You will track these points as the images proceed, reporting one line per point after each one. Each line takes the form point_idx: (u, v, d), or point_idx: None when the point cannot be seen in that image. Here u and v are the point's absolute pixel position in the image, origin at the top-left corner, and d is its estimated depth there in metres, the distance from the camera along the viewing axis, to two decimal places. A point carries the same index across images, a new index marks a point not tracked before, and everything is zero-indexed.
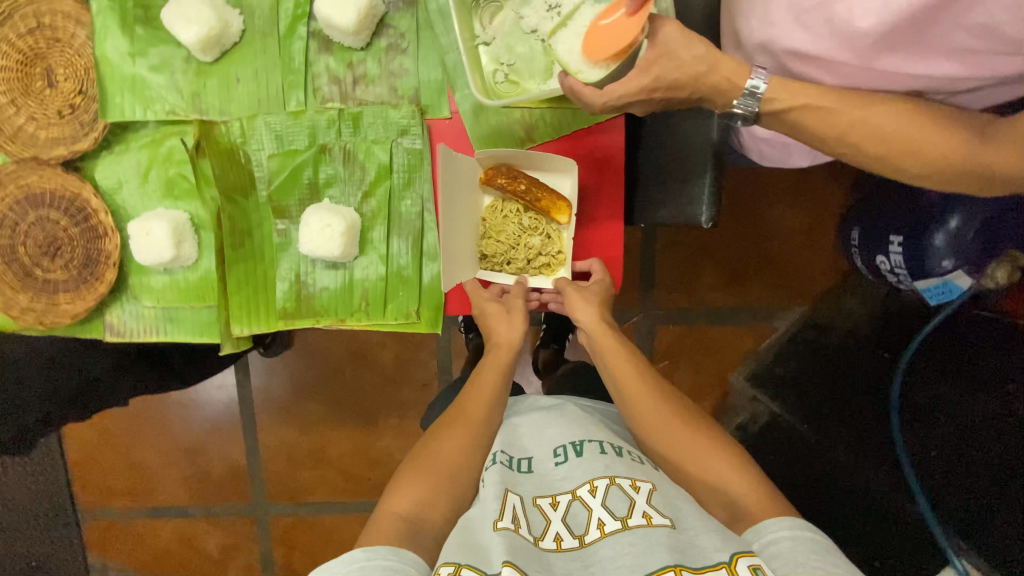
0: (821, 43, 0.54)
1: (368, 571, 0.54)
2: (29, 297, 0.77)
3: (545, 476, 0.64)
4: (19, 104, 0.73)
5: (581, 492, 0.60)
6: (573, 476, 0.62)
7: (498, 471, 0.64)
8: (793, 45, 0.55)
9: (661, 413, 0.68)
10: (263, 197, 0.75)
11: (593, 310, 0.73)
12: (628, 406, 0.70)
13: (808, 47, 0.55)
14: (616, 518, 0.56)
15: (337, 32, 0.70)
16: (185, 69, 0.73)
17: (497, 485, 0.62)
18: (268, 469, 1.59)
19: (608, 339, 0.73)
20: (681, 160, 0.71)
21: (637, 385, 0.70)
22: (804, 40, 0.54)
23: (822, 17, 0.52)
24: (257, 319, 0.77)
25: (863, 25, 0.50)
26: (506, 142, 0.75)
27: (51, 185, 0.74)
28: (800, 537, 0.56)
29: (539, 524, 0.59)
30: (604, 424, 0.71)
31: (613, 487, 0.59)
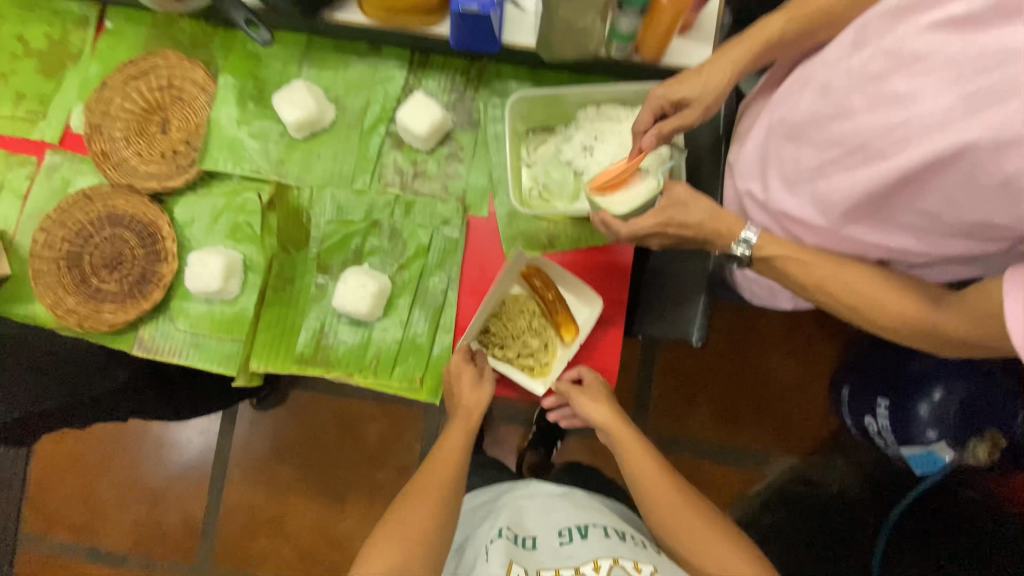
0: (804, 208, 0.65)
1: None
2: (77, 301, 0.84)
3: (551, 553, 0.72)
4: (132, 142, 0.87)
5: (585, 568, 0.68)
6: (576, 555, 0.71)
7: (504, 545, 0.72)
8: (782, 206, 0.67)
9: (669, 497, 0.74)
10: (311, 254, 0.85)
11: (602, 406, 0.80)
12: (638, 486, 0.76)
13: (794, 210, 0.66)
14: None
15: (410, 136, 0.85)
16: (278, 141, 0.87)
17: (503, 556, 0.70)
18: (224, 528, 1.52)
19: (619, 431, 0.80)
20: (677, 287, 0.83)
21: (645, 468, 0.77)
22: (790, 204, 0.66)
23: (805, 188, 0.64)
24: (274, 359, 0.83)
25: (836, 198, 0.61)
26: (531, 245, 0.85)
27: (134, 210, 0.86)
28: None
29: None
30: (608, 513, 0.79)
31: (615, 566, 0.68)
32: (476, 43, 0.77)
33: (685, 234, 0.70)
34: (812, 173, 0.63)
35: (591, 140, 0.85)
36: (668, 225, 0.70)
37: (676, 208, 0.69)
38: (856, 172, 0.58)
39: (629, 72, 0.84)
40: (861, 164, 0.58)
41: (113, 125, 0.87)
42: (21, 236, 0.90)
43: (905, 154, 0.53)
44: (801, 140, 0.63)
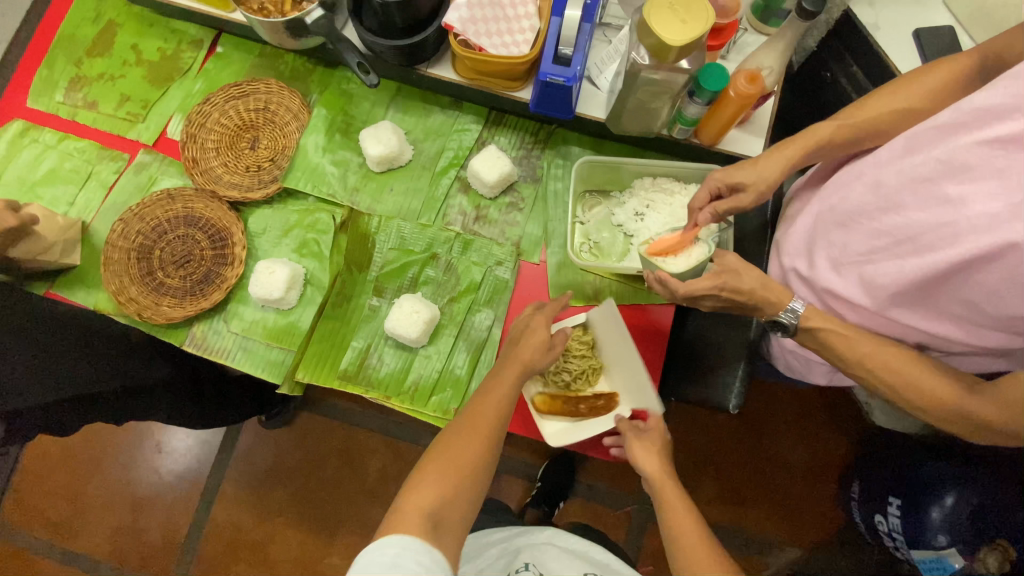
0: (850, 289, 0.72)
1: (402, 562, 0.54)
2: (140, 291, 0.88)
3: None
4: (222, 154, 0.94)
5: None
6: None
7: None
8: (829, 285, 0.74)
9: (712, 564, 0.67)
10: (370, 277, 0.90)
11: (649, 456, 0.78)
12: (673, 548, 0.71)
13: (840, 289, 0.72)
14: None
15: (478, 182, 0.92)
16: (357, 171, 0.95)
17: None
18: (205, 548, 1.47)
19: (666, 488, 0.76)
20: (719, 352, 0.87)
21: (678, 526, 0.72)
22: (836, 283, 0.73)
23: (852, 271, 0.71)
24: (319, 372, 0.87)
25: (882, 283, 0.67)
26: (577, 295, 0.90)
27: (211, 215, 0.91)
28: None
29: None
30: (627, 574, 0.79)
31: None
32: (554, 108, 0.86)
33: (736, 297, 0.75)
34: (860, 258, 0.69)
35: (643, 207, 0.91)
36: (721, 288, 0.75)
37: (728, 274, 0.74)
38: (904, 262, 0.65)
39: (686, 150, 0.90)
40: (908, 255, 0.64)
41: (207, 136, 0.94)
42: (97, 226, 0.95)
43: (950, 251, 0.59)
44: (848, 228, 0.71)
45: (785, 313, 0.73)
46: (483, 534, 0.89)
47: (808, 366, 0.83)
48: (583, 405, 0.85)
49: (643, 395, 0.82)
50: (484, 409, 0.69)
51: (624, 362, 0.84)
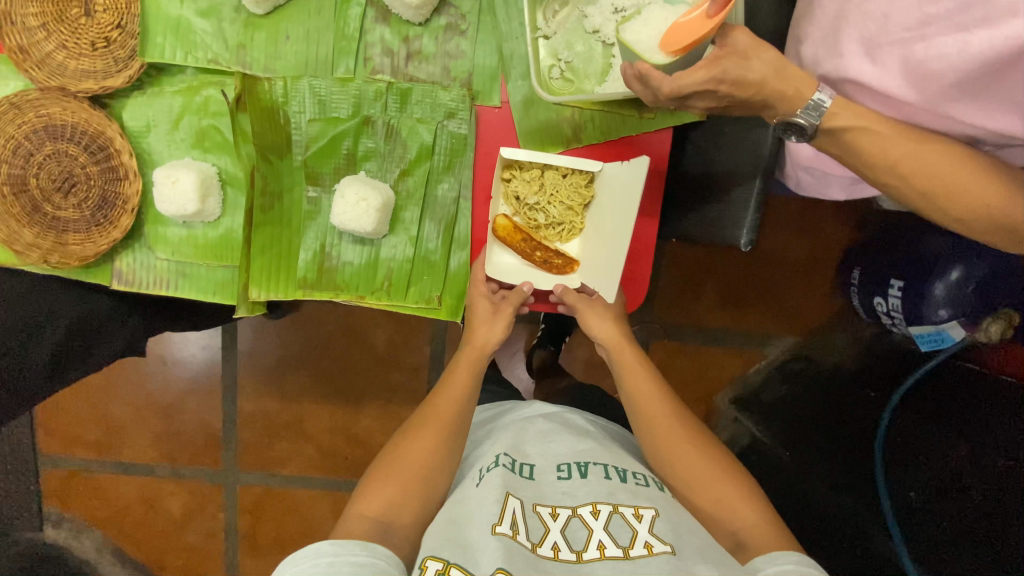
0: (888, 78, 0.55)
1: (336, 567, 0.55)
2: (36, 235, 0.71)
3: (546, 487, 0.64)
4: (50, 30, 0.69)
5: (582, 510, 0.60)
6: (575, 495, 0.62)
7: (499, 472, 0.63)
8: (860, 76, 0.57)
9: (671, 429, 0.69)
10: (297, 161, 0.74)
11: (606, 323, 0.75)
12: (641, 420, 0.71)
13: (877, 81, 0.56)
14: (618, 546, 0.57)
15: (398, 5, 0.68)
16: (234, 19, 0.71)
17: (498, 487, 0.61)
18: (243, 436, 1.53)
19: (624, 351, 0.74)
20: (727, 169, 0.71)
21: (652, 394, 0.71)
22: (870, 73, 0.56)
23: (896, 52, 0.54)
24: (277, 286, 0.76)
25: (938, 65, 0.51)
26: (550, 139, 0.73)
27: (73, 118, 0.70)
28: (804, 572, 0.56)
29: (537, 531, 0.59)
30: (609, 445, 0.71)
31: (616, 513, 0.59)
32: None
33: (740, 93, 0.59)
34: (908, 34, 0.52)
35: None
36: (721, 82, 0.58)
37: (733, 60, 0.57)
38: (970, 35, 0.49)
39: None
40: (977, 23, 0.48)
41: (19, 9, 0.68)
42: None
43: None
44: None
45: (804, 111, 0.58)
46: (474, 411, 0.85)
47: (824, 180, 0.72)
48: (553, 254, 0.76)
49: (605, 274, 0.74)
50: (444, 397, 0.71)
51: (606, 230, 0.75)
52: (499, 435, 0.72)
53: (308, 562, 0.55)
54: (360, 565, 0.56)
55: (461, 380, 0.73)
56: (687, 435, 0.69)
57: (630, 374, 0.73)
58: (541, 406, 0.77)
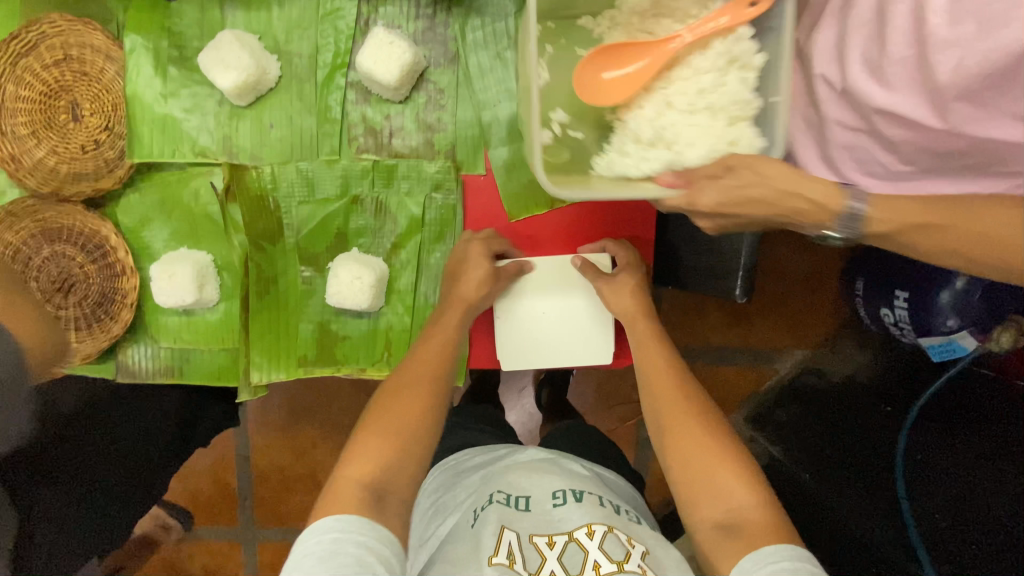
0: (895, 97, 0.47)
1: (341, 544, 0.52)
2: (40, 335, 0.74)
3: (544, 516, 0.64)
4: (40, 137, 0.70)
5: (578, 533, 0.62)
6: (572, 518, 0.63)
7: (495, 509, 0.65)
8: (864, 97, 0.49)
9: (689, 414, 0.64)
10: (291, 244, 0.73)
11: (627, 297, 0.71)
12: (653, 399, 0.67)
13: (882, 103, 0.48)
14: (612, 561, 0.59)
15: (377, 86, 0.69)
16: (218, 112, 0.72)
17: (494, 521, 0.63)
18: (258, 492, 1.53)
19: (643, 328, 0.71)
20: None
21: (668, 378, 0.68)
22: (875, 94, 0.48)
23: (901, 70, 0.47)
24: (277, 366, 0.75)
25: (928, 78, 0.45)
26: (521, 194, 0.72)
27: (70, 221, 0.72)
28: (802, 569, 0.52)
29: (534, 561, 0.60)
30: (601, 482, 0.72)
31: (610, 533, 0.61)
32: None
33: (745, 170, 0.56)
34: (910, 50, 0.46)
35: None
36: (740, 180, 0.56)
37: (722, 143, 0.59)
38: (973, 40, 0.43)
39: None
40: (970, 36, 0.43)
41: (8, 120, 0.69)
42: None
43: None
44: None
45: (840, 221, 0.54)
46: (463, 457, 0.81)
47: None
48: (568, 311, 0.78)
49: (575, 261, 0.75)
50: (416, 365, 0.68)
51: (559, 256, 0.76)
52: (491, 475, 0.72)
53: (314, 542, 0.53)
54: (365, 547, 0.53)
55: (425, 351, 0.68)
56: (694, 412, 0.64)
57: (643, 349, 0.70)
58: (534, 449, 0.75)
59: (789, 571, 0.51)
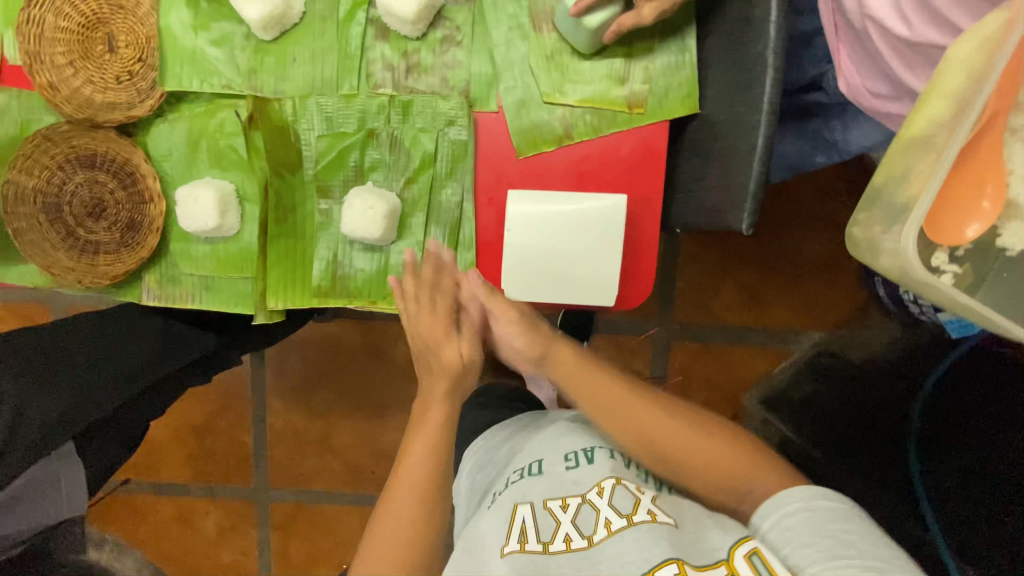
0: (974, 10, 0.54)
1: None
2: (73, 257, 0.78)
3: (555, 478, 0.63)
4: (79, 67, 0.75)
5: (590, 494, 0.60)
6: (583, 480, 0.62)
7: (507, 490, 0.64)
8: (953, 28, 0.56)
9: (691, 446, 0.63)
10: (308, 175, 0.76)
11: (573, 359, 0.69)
12: (642, 446, 0.63)
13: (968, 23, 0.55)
14: (621, 515, 0.57)
15: (396, 21, 0.72)
16: (245, 46, 0.75)
17: (506, 507, 0.62)
18: (272, 453, 1.57)
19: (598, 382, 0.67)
20: (724, 149, 0.71)
21: (648, 420, 0.64)
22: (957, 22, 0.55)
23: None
24: (293, 295, 0.78)
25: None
26: (529, 131, 0.75)
27: (104, 148, 0.76)
28: (816, 506, 0.54)
29: (547, 529, 0.59)
30: None
31: (619, 485, 0.60)
32: None
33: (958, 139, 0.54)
34: None
35: None
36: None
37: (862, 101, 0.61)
38: None
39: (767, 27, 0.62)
40: None
41: (48, 49, 0.73)
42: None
43: None
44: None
45: None
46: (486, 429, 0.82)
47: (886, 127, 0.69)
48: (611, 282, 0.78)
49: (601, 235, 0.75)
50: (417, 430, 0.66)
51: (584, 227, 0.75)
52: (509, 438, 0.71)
53: None
54: None
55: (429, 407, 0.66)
56: (701, 431, 0.64)
57: (596, 401, 0.66)
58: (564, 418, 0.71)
59: (802, 510, 0.54)
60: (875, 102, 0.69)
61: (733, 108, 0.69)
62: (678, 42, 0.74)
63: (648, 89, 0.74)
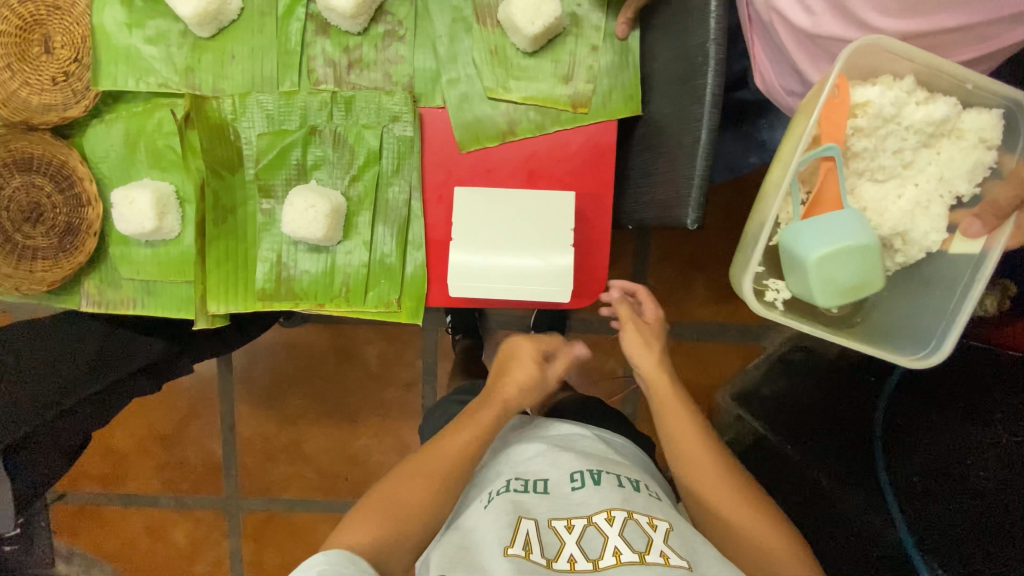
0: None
1: None
2: (7, 263, 0.75)
3: (560, 498, 0.62)
4: (14, 69, 0.73)
5: (597, 518, 0.59)
6: (590, 503, 0.61)
7: (508, 497, 0.63)
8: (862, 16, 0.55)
9: (720, 476, 0.65)
10: (249, 175, 0.74)
11: (651, 356, 0.75)
12: (679, 463, 0.68)
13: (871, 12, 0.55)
14: (633, 550, 0.55)
15: (335, 16, 0.70)
16: (181, 44, 0.73)
17: (509, 511, 0.61)
18: (243, 461, 1.54)
19: (665, 395, 0.72)
20: (670, 147, 0.69)
21: (698, 445, 0.67)
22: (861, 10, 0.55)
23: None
24: (236, 298, 0.76)
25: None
26: (476, 128, 0.74)
27: (39, 150, 0.74)
28: None
29: (552, 545, 0.58)
30: (624, 460, 0.69)
31: (631, 520, 0.58)
32: None
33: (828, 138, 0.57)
34: None
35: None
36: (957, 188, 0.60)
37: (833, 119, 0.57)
38: None
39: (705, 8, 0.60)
40: None
41: None
42: None
43: None
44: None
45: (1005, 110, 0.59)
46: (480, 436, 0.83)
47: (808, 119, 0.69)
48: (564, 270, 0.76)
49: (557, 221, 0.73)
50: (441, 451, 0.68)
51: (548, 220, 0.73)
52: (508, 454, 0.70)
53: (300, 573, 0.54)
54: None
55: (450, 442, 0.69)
56: (729, 469, 0.66)
57: (673, 427, 0.70)
58: (543, 431, 0.73)
59: None
60: (788, 100, 0.68)
61: (679, 101, 0.67)
62: (621, 40, 0.74)
63: (592, 86, 0.73)
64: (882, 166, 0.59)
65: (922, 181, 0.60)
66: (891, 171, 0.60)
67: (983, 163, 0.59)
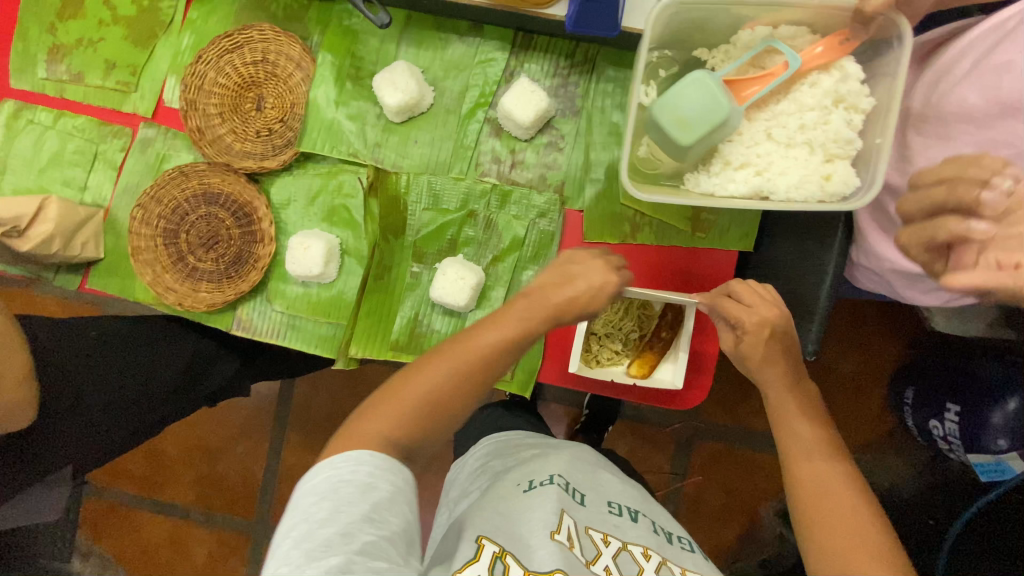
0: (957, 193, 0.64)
1: (374, 482, 0.53)
2: (176, 278, 0.85)
3: (597, 514, 0.63)
4: (225, 117, 0.85)
5: (633, 547, 0.59)
6: (627, 533, 0.61)
7: (552, 490, 0.63)
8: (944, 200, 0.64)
9: (846, 519, 0.56)
10: (408, 242, 0.85)
11: (762, 345, 0.65)
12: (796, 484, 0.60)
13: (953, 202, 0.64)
14: None
15: (512, 124, 0.82)
16: (375, 124, 0.85)
17: (554, 501, 0.61)
18: (281, 489, 1.56)
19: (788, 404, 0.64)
20: (784, 280, 0.79)
21: (826, 474, 0.59)
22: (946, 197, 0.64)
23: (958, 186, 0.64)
24: (372, 345, 0.84)
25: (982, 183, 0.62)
26: (613, 232, 0.83)
27: (230, 188, 0.85)
28: None
29: (591, 550, 0.58)
30: (652, 503, 0.71)
31: (665, 565, 0.58)
32: (596, 26, 0.71)
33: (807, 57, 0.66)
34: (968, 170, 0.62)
35: None
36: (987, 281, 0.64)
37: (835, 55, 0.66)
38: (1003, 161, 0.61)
39: None
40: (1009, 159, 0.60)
41: (204, 100, 0.85)
42: (117, 211, 0.93)
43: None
44: (919, 84, 0.67)
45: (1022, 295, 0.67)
46: (512, 436, 0.80)
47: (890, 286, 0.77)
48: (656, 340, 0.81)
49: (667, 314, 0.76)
50: (492, 338, 0.63)
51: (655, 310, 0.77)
52: (557, 456, 0.70)
53: (346, 467, 0.54)
54: (394, 492, 0.54)
55: (501, 325, 0.64)
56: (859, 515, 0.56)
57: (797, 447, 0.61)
58: (576, 450, 0.73)
59: None
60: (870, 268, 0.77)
61: (802, 245, 0.77)
62: None
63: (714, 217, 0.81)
64: (783, 126, 0.69)
65: (762, 150, 0.70)
66: (788, 131, 0.69)
67: (810, 184, 0.68)
